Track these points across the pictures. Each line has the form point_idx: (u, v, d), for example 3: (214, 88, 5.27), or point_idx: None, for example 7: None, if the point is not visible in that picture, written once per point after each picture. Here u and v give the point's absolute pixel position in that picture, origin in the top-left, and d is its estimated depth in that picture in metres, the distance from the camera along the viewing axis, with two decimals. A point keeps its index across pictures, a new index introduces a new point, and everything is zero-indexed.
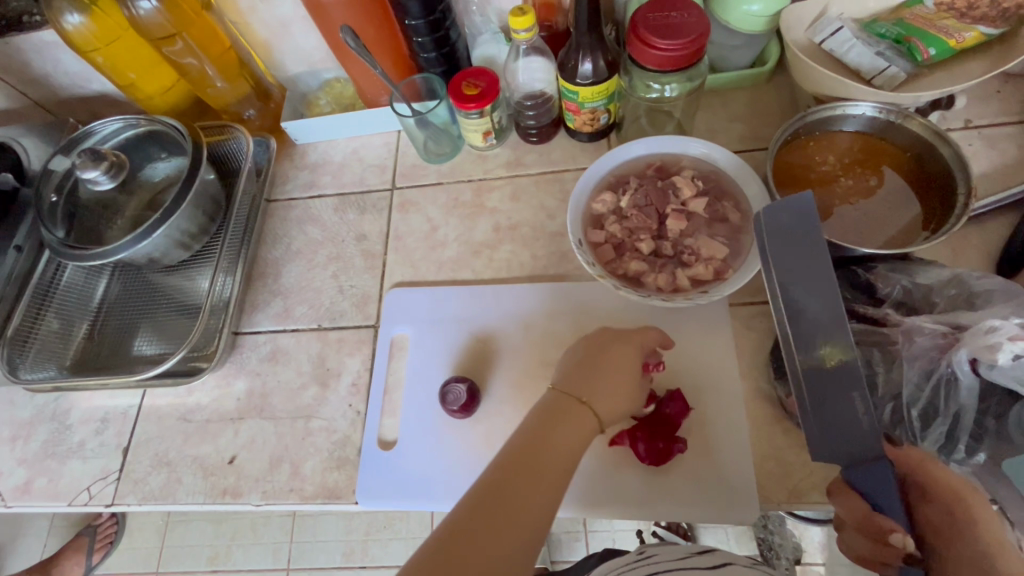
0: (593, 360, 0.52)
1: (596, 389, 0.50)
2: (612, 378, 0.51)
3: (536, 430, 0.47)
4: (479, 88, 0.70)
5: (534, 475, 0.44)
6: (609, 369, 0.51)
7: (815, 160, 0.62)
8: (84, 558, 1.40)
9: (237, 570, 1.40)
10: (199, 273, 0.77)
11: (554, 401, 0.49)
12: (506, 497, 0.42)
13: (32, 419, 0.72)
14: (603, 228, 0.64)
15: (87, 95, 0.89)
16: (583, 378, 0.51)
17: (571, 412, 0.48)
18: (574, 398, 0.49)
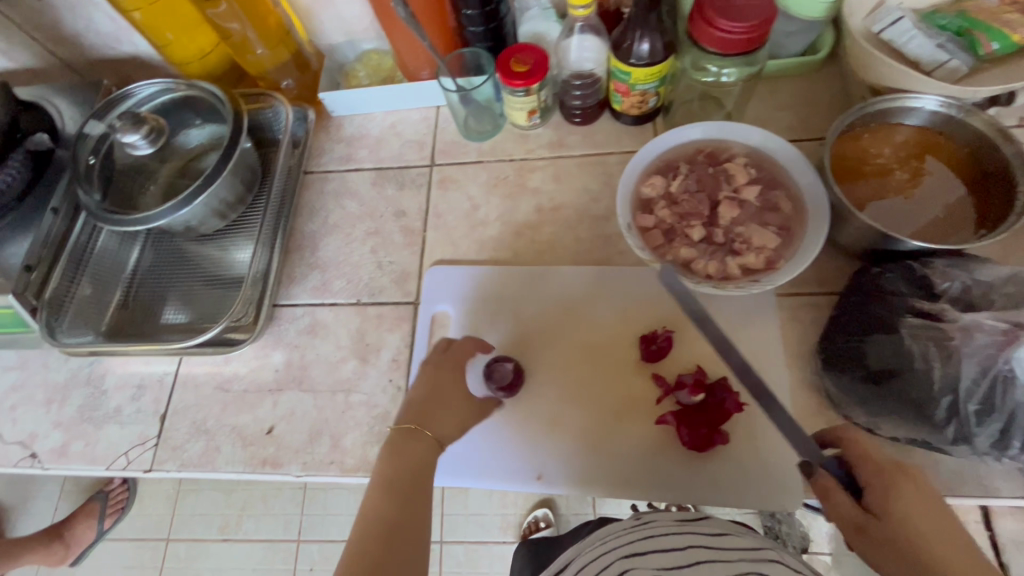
0: (434, 389, 0.55)
1: (429, 414, 0.54)
2: (444, 400, 0.55)
3: (397, 458, 0.49)
4: (529, 66, 0.69)
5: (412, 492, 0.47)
6: (438, 392, 0.55)
7: (871, 153, 0.62)
8: (96, 523, 1.39)
9: (249, 539, 1.41)
10: (234, 244, 0.76)
11: (394, 436, 0.51)
12: (400, 520, 0.45)
13: (67, 383, 0.72)
14: (652, 213, 0.63)
15: (116, 57, 0.87)
16: (415, 407, 0.54)
17: (412, 441, 0.51)
18: (405, 427, 0.52)
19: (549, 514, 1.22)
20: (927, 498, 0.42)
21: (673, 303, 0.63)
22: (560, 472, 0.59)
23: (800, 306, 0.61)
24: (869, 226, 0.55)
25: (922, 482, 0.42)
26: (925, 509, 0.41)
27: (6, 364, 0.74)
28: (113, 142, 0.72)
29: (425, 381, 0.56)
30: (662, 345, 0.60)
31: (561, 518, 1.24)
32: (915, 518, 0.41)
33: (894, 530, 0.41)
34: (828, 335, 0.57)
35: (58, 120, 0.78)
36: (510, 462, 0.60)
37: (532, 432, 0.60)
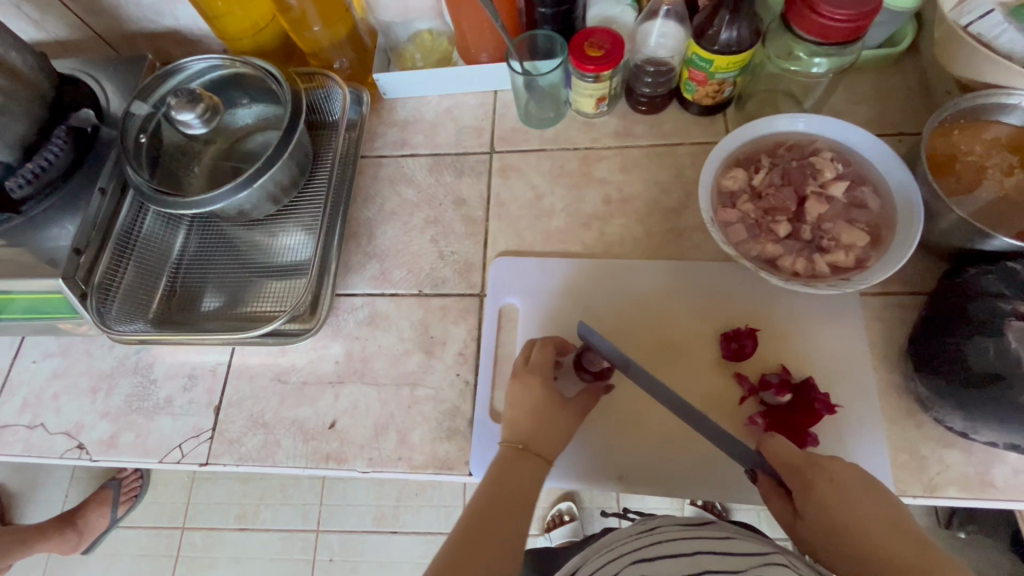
0: (533, 409, 0.54)
1: (536, 433, 0.53)
2: (546, 419, 0.54)
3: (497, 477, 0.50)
4: (603, 50, 0.66)
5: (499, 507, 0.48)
6: (534, 408, 0.54)
7: (961, 149, 0.60)
8: (110, 511, 1.26)
9: (266, 529, 1.29)
10: (285, 230, 0.73)
11: (502, 455, 0.52)
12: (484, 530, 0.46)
13: (113, 371, 0.69)
14: (734, 207, 0.61)
15: (153, 31, 0.83)
16: (515, 424, 0.54)
17: (517, 464, 0.51)
18: (514, 446, 0.52)
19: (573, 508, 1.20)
20: (845, 482, 0.46)
21: (753, 301, 0.62)
22: (642, 475, 0.57)
23: (884, 306, 0.60)
24: (969, 226, 0.54)
25: (835, 470, 0.47)
26: (842, 495, 0.45)
27: (46, 352, 0.71)
28: (162, 121, 0.69)
29: (522, 399, 0.54)
30: (745, 345, 0.58)
31: (584, 511, 1.22)
32: (831, 505, 0.45)
33: (814, 521, 0.45)
34: (920, 338, 0.56)
35: (100, 95, 0.74)
36: (592, 463, 0.58)
37: (615, 432, 0.59)
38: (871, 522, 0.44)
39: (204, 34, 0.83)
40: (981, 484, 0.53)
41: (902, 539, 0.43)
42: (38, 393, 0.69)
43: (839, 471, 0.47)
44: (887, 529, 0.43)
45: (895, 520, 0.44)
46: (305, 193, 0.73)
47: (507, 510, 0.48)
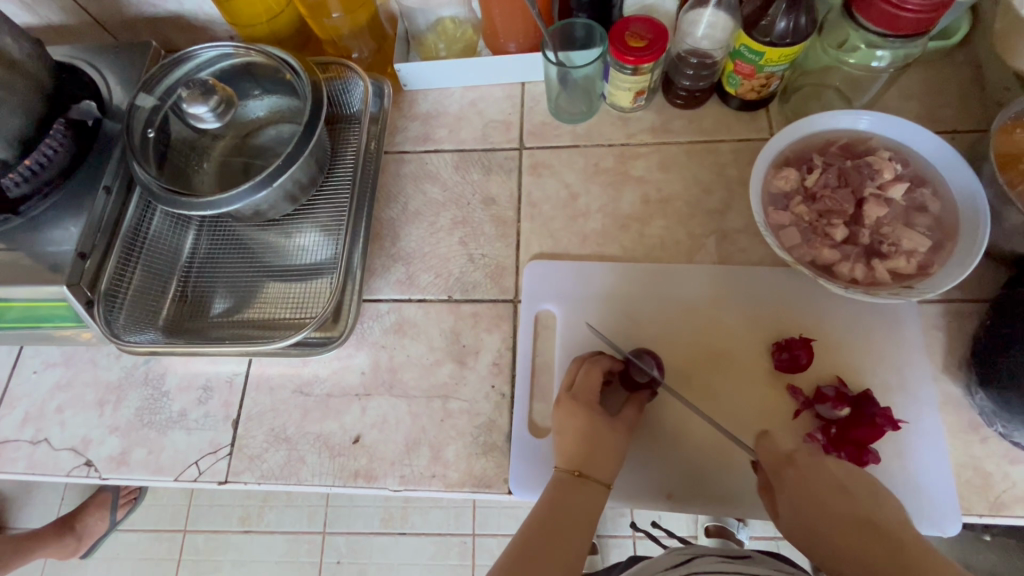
0: (581, 432, 0.51)
1: (591, 459, 0.50)
2: (595, 439, 0.51)
3: (551, 505, 0.48)
4: (646, 41, 0.61)
5: (556, 533, 0.46)
6: (584, 429, 0.51)
7: (1023, 150, 0.55)
8: (108, 515, 1.19)
9: (271, 532, 1.20)
10: (302, 230, 0.68)
11: (556, 482, 0.49)
12: (541, 554, 0.44)
13: (121, 382, 0.65)
14: (786, 209, 0.58)
15: (155, 16, 0.77)
16: (566, 448, 0.51)
17: (573, 492, 0.49)
18: (571, 472, 0.50)
19: None
20: (817, 482, 0.47)
21: (805, 308, 0.59)
22: (692, 492, 0.55)
23: (941, 314, 0.58)
24: None
25: (807, 467, 0.49)
26: (805, 492, 0.47)
27: (48, 361, 0.67)
28: (170, 114, 0.64)
29: (569, 423, 0.52)
30: (799, 355, 0.55)
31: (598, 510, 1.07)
32: (796, 503, 0.47)
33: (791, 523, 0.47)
34: (986, 351, 0.52)
35: (101, 86, 0.69)
36: (643, 481, 0.55)
37: (666, 447, 0.56)
38: (835, 518, 0.45)
39: (211, 19, 0.77)
40: None
41: (865, 534, 0.44)
42: (40, 406, 0.65)
43: (813, 470, 0.48)
44: (853, 524, 0.44)
45: (863, 516, 0.45)
46: (324, 191, 0.69)
47: (564, 538, 0.46)
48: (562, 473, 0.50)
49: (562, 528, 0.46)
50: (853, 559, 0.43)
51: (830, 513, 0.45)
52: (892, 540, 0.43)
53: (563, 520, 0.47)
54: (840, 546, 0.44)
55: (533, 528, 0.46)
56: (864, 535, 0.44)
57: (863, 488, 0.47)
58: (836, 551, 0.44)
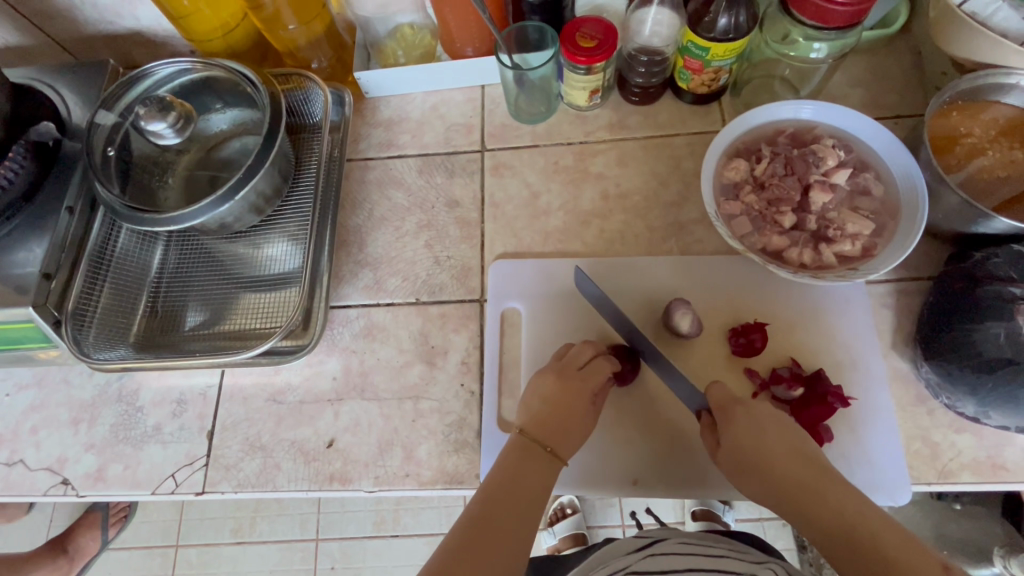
0: (563, 407, 0.54)
1: (562, 438, 0.53)
2: (570, 421, 0.54)
3: (514, 469, 0.51)
4: (596, 41, 0.63)
5: (516, 492, 0.49)
6: (568, 412, 0.54)
7: (960, 131, 0.59)
8: (99, 534, 1.18)
9: (264, 542, 1.21)
10: (269, 241, 0.69)
11: (522, 446, 0.52)
12: (500, 509, 0.48)
13: (94, 401, 0.65)
14: (737, 199, 0.60)
15: (114, 33, 0.77)
16: (544, 420, 0.53)
17: (537, 459, 0.52)
18: (542, 447, 0.52)
19: (576, 499, 1.06)
20: (759, 421, 0.50)
21: (759, 294, 0.61)
22: (658, 478, 0.56)
23: (888, 293, 0.60)
24: (973, 210, 0.53)
25: (755, 409, 0.51)
26: (755, 430, 0.50)
27: (19, 383, 0.67)
28: (130, 131, 0.64)
29: (557, 397, 0.54)
30: (754, 339, 0.58)
31: (586, 501, 1.09)
32: (746, 440, 0.50)
33: (728, 453, 0.50)
34: (930, 326, 0.55)
35: (60, 106, 0.69)
36: (610, 470, 0.57)
37: (632, 435, 0.58)
38: (774, 453, 0.49)
39: (168, 35, 0.77)
40: (993, 467, 0.53)
41: (802, 470, 0.48)
42: (14, 428, 0.65)
43: (755, 407, 0.51)
44: (790, 458, 0.48)
45: (801, 451, 0.49)
46: (289, 201, 0.69)
47: (523, 497, 0.49)
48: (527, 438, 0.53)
49: (520, 488, 0.50)
50: (789, 493, 0.47)
51: (768, 448, 0.49)
52: (826, 478, 0.47)
53: (524, 479, 0.50)
54: (780, 479, 0.48)
55: (497, 487, 0.49)
56: (801, 469, 0.48)
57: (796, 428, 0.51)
58: (774, 482, 0.48)
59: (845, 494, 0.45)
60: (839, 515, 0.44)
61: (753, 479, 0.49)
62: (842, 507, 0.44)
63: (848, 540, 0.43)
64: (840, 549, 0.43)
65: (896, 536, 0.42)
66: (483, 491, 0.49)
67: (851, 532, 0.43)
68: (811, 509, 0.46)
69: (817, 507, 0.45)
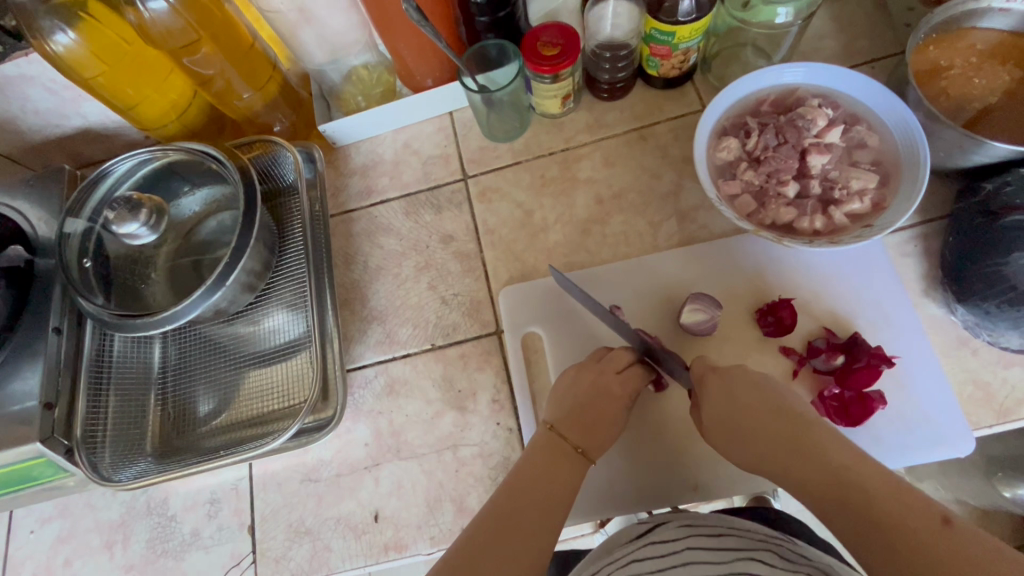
0: (594, 413, 0.52)
1: (596, 441, 0.52)
2: (603, 424, 0.52)
3: (544, 461, 0.50)
4: (559, 47, 0.61)
5: (542, 479, 0.48)
6: (601, 416, 0.52)
7: (941, 65, 0.58)
8: None
9: None
10: (267, 315, 0.66)
11: (550, 440, 0.51)
12: (518, 500, 0.47)
13: (123, 519, 0.62)
14: (735, 178, 0.58)
15: (62, 135, 0.74)
16: (577, 420, 0.52)
17: (566, 455, 0.50)
18: (574, 449, 0.51)
19: None
20: (734, 387, 0.51)
21: (777, 269, 0.60)
22: (716, 480, 0.55)
23: (905, 241, 0.59)
24: (974, 142, 0.52)
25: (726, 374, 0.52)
26: (727, 394, 0.50)
27: (42, 518, 0.64)
28: (102, 234, 0.61)
29: (589, 402, 0.52)
30: (783, 317, 0.56)
31: None
32: (719, 403, 0.50)
33: (711, 425, 0.51)
34: (957, 270, 0.54)
35: (23, 224, 0.65)
36: (663, 477, 0.56)
37: (680, 437, 0.56)
38: (753, 415, 0.49)
39: (118, 128, 0.74)
40: None
41: (786, 427, 0.47)
42: (47, 565, 0.62)
43: (730, 378, 0.51)
44: (766, 414, 0.48)
45: (781, 407, 0.48)
46: (280, 270, 0.66)
47: (548, 488, 0.48)
48: (556, 433, 0.51)
49: (547, 479, 0.49)
50: (778, 446, 0.47)
51: (748, 410, 0.49)
52: (812, 432, 0.46)
53: (553, 472, 0.49)
54: (761, 439, 0.48)
55: (511, 478, 0.49)
56: (781, 426, 0.47)
57: (776, 388, 0.50)
58: (758, 446, 0.48)
59: (830, 444, 0.44)
60: (824, 475, 0.43)
61: (736, 446, 0.49)
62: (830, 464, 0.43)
63: (842, 494, 0.41)
64: (835, 507, 0.42)
65: (888, 485, 0.40)
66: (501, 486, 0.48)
67: (844, 489, 0.41)
68: (800, 464, 0.45)
69: (804, 463, 0.44)
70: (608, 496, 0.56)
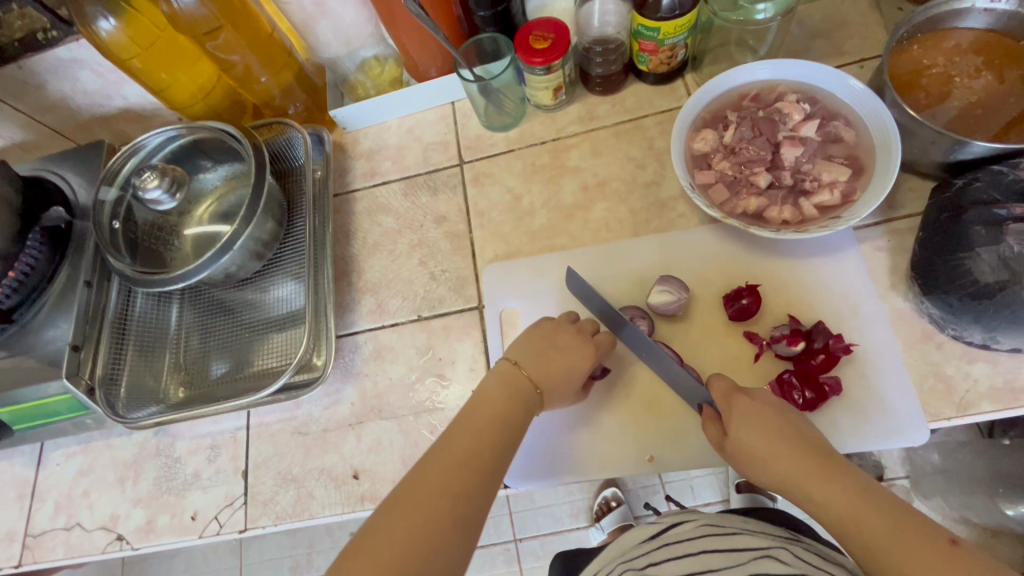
0: (553, 352, 0.55)
1: (553, 379, 0.54)
2: (563, 362, 0.54)
3: (504, 396, 0.51)
4: (550, 40, 0.65)
5: (495, 421, 0.48)
6: (563, 358, 0.54)
7: (923, 64, 0.59)
8: None
9: None
10: (273, 284, 0.72)
11: (513, 378, 0.52)
12: (471, 437, 0.47)
13: (136, 458, 0.69)
14: (710, 167, 0.60)
15: (107, 114, 0.82)
16: (540, 362, 0.54)
17: (527, 393, 0.52)
18: (534, 388, 0.53)
19: (618, 492, 1.07)
20: (761, 412, 0.50)
21: (749, 256, 0.61)
22: (671, 456, 0.58)
23: (878, 236, 0.60)
24: (947, 138, 0.53)
25: (754, 397, 0.52)
26: (755, 416, 0.50)
27: (67, 452, 0.71)
28: (132, 202, 0.68)
29: (546, 341, 0.55)
30: (748, 302, 0.58)
31: (630, 494, 1.10)
32: (745, 428, 0.49)
33: (735, 447, 0.50)
34: (925, 264, 0.54)
35: (66, 189, 0.74)
36: (624, 448, 0.58)
37: (643, 413, 0.59)
38: (780, 443, 0.48)
39: (155, 109, 0.82)
40: (1012, 392, 0.52)
41: (805, 452, 0.47)
42: (68, 494, 0.69)
43: (758, 400, 0.51)
44: (789, 443, 0.48)
45: (802, 433, 0.48)
46: (287, 243, 0.72)
47: (510, 423, 0.49)
48: (516, 368, 0.53)
49: (504, 413, 0.49)
50: (793, 477, 0.46)
51: (773, 437, 0.48)
52: (830, 463, 0.46)
53: (505, 412, 0.49)
54: (781, 467, 0.47)
55: (467, 414, 0.49)
56: (803, 452, 0.47)
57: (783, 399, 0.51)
58: (780, 474, 0.47)
59: (847, 476, 0.44)
60: (839, 506, 0.43)
61: (753, 469, 0.49)
62: (844, 493, 0.43)
63: (858, 525, 0.42)
64: (853, 536, 0.42)
65: (902, 515, 0.41)
66: (464, 415, 0.49)
67: (862, 523, 0.42)
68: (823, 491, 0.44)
69: (824, 491, 0.44)
70: (569, 460, 0.59)
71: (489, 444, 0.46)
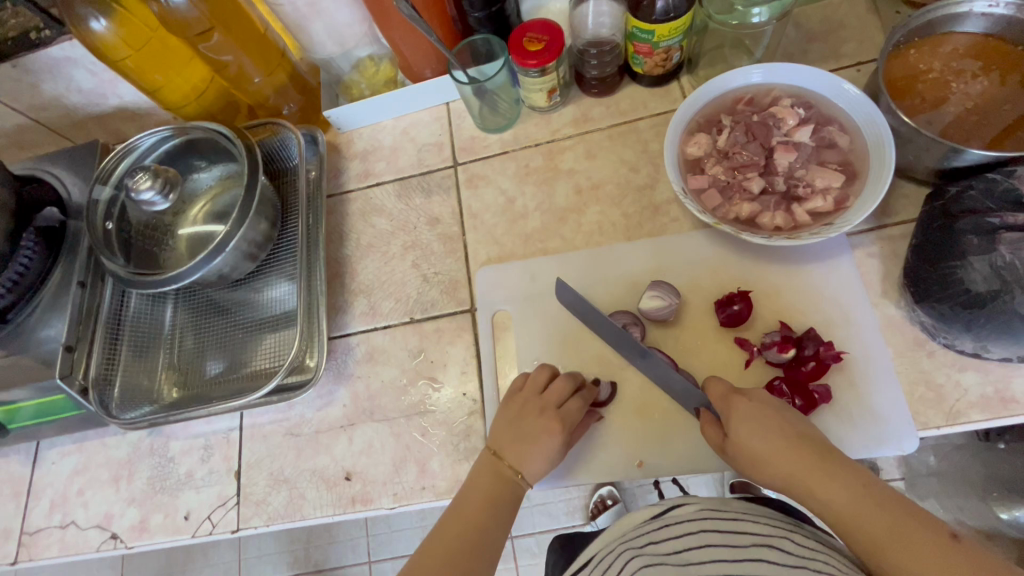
0: (522, 424, 0.55)
1: (528, 455, 0.54)
2: (533, 432, 0.55)
3: (486, 491, 0.53)
4: (544, 43, 0.64)
5: (483, 512, 0.52)
6: (532, 433, 0.55)
7: (920, 68, 0.58)
8: None
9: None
10: (267, 284, 0.72)
11: (491, 466, 0.54)
12: (459, 532, 0.51)
13: (130, 457, 0.70)
14: (703, 172, 0.60)
15: (102, 112, 0.82)
16: (510, 436, 0.55)
17: (506, 481, 0.54)
18: (513, 471, 0.54)
19: (614, 490, 1.07)
20: (762, 412, 0.50)
21: (742, 261, 0.61)
22: (661, 460, 0.58)
23: (871, 242, 0.60)
24: (941, 146, 0.53)
25: (754, 396, 0.52)
26: (756, 416, 0.50)
27: (63, 450, 0.72)
28: (126, 203, 0.68)
29: (519, 413, 0.56)
30: (739, 308, 0.58)
31: (626, 492, 1.10)
32: (748, 428, 0.49)
33: (736, 447, 0.50)
34: (920, 267, 0.53)
35: (60, 189, 0.74)
36: (614, 452, 0.59)
37: (634, 417, 0.59)
38: (783, 443, 0.48)
39: (150, 108, 0.82)
40: (1002, 401, 0.52)
41: (808, 450, 0.47)
42: (63, 492, 0.70)
43: (757, 399, 0.51)
44: (791, 442, 0.48)
45: (802, 431, 0.49)
46: (280, 245, 0.72)
47: (493, 512, 0.52)
48: (498, 459, 0.55)
49: (490, 508, 0.52)
50: (797, 476, 0.46)
51: (776, 437, 0.48)
52: (832, 460, 0.46)
53: (491, 501, 0.52)
54: (785, 466, 0.47)
55: (456, 509, 0.53)
56: (805, 450, 0.47)
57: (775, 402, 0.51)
58: (782, 473, 0.47)
59: (849, 473, 0.45)
60: (843, 503, 0.44)
61: (755, 469, 0.49)
62: (848, 490, 0.44)
63: (861, 521, 0.43)
64: (857, 532, 0.43)
65: (904, 511, 0.42)
66: (453, 509, 0.53)
67: (866, 520, 0.42)
68: (827, 490, 0.45)
69: (827, 488, 0.45)
70: (559, 463, 0.59)
71: (479, 534, 0.50)
